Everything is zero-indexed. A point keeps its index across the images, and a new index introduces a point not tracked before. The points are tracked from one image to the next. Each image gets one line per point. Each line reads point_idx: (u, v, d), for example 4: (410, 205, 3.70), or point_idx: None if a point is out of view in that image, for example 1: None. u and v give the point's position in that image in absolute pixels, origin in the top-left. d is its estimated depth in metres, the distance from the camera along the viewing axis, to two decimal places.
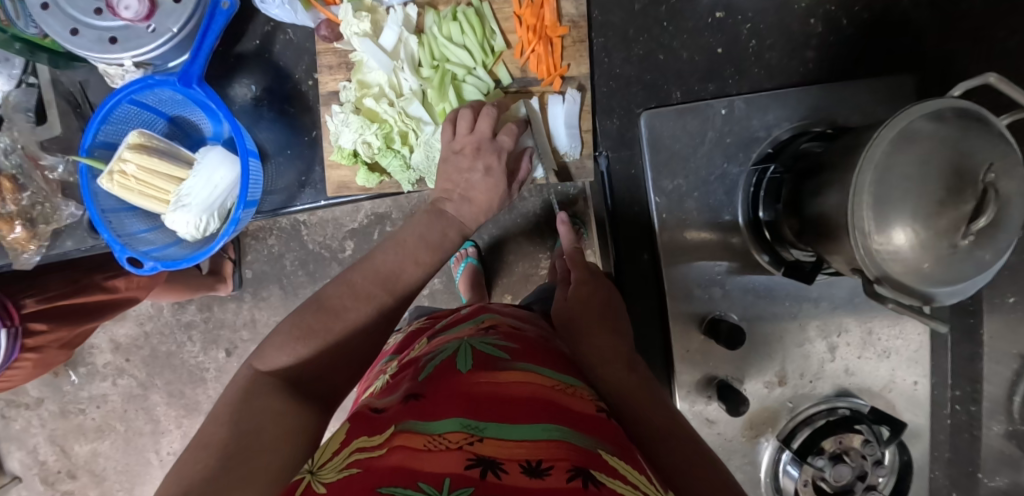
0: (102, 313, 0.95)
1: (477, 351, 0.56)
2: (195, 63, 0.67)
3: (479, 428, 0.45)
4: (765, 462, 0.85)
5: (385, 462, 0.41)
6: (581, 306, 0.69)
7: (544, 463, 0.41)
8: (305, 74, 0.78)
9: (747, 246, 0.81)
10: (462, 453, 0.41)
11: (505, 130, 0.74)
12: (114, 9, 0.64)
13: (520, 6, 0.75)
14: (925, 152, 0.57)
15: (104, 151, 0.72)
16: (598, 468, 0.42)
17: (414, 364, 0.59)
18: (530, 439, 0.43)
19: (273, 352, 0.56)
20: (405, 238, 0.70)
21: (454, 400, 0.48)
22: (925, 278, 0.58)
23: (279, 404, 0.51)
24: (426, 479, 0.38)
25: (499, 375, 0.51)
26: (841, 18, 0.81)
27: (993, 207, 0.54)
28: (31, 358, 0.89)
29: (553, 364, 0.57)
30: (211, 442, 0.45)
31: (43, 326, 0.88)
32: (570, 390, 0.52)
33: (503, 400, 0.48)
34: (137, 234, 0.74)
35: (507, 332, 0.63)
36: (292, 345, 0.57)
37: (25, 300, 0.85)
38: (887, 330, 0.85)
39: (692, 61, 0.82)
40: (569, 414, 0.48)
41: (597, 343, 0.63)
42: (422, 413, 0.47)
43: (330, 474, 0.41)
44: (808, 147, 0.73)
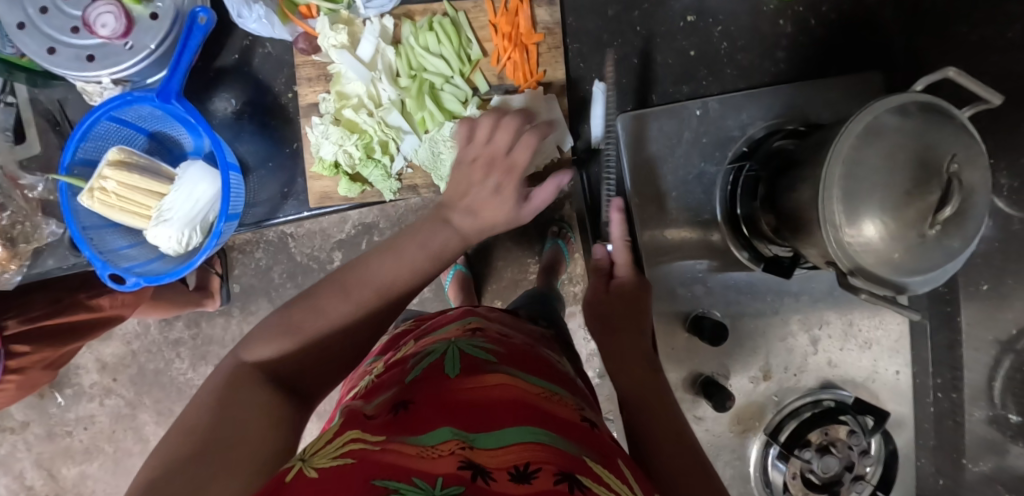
0: (86, 332, 0.93)
1: (464, 354, 0.57)
2: (174, 78, 0.68)
3: (469, 435, 0.44)
4: (753, 457, 0.86)
5: (378, 457, 0.40)
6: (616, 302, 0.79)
7: (533, 465, 0.40)
8: (285, 86, 0.79)
9: (727, 242, 0.82)
10: (454, 456, 0.40)
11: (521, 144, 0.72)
12: (91, 27, 0.65)
13: (495, 15, 0.77)
14: (892, 143, 0.59)
15: (84, 168, 0.72)
16: (583, 472, 0.41)
17: (402, 367, 0.59)
18: (518, 442, 0.43)
19: (260, 344, 0.55)
20: (401, 245, 0.64)
21: (441, 406, 0.48)
22: (898, 268, 0.60)
23: (262, 400, 0.50)
24: (419, 475, 0.37)
25: (485, 379, 0.52)
26: (810, 18, 0.83)
27: (958, 197, 0.55)
28: (13, 380, 0.88)
29: (539, 373, 0.58)
30: (196, 426, 0.45)
31: (26, 347, 0.87)
32: (556, 398, 0.53)
33: (492, 404, 0.48)
34: (119, 250, 0.74)
35: (494, 337, 0.64)
36: (278, 343, 0.55)
37: (8, 320, 0.85)
38: (867, 321, 0.86)
39: (667, 64, 0.83)
40: (555, 420, 0.49)
41: (622, 346, 0.74)
42: (412, 418, 0.47)
43: (320, 460, 0.40)
44: (781, 145, 0.75)
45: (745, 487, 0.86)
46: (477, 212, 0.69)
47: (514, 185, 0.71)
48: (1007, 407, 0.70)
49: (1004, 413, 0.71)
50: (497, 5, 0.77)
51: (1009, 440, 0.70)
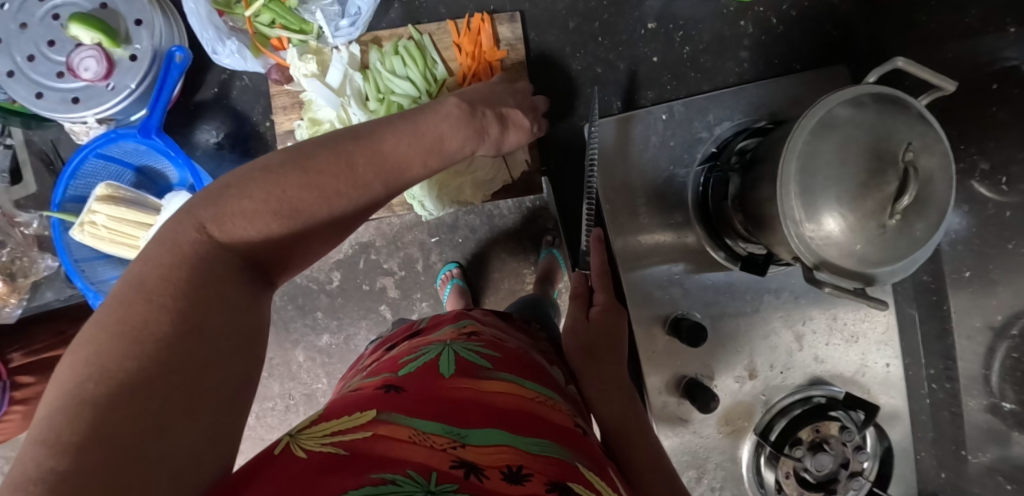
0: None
1: (460, 356, 0.56)
2: (154, 115, 0.72)
3: (461, 432, 0.44)
4: (745, 457, 0.85)
5: (371, 447, 0.40)
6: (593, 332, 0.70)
7: (524, 469, 0.41)
8: (262, 116, 0.82)
9: (702, 243, 0.83)
10: (447, 455, 0.41)
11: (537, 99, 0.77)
12: (75, 71, 0.69)
13: (458, 35, 0.79)
14: (841, 139, 0.60)
15: (76, 204, 0.76)
16: (574, 480, 0.43)
17: (394, 361, 0.59)
18: (509, 445, 0.44)
19: (240, 222, 0.43)
20: (426, 128, 0.54)
21: (436, 402, 0.48)
22: (863, 260, 0.60)
23: (237, 300, 0.42)
24: (414, 468, 0.38)
25: (482, 384, 0.52)
26: (770, 17, 0.84)
27: (914, 185, 0.55)
28: (19, 410, 0.89)
29: (533, 377, 0.58)
30: (154, 333, 0.36)
31: (30, 379, 0.90)
32: (549, 403, 0.54)
33: (485, 405, 0.49)
34: (110, 279, 0.78)
35: (489, 340, 0.64)
36: (265, 220, 0.44)
37: (12, 355, 0.88)
38: (851, 314, 0.85)
39: (631, 71, 0.85)
40: (547, 424, 0.50)
41: (603, 375, 0.66)
42: (405, 406, 0.46)
43: (310, 441, 0.40)
44: (745, 145, 0.76)
45: (738, 488, 0.85)
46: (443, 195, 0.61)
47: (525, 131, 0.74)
48: (1003, 395, 0.69)
49: (1001, 401, 0.70)
50: (460, 26, 0.80)
51: (1010, 429, 0.69)
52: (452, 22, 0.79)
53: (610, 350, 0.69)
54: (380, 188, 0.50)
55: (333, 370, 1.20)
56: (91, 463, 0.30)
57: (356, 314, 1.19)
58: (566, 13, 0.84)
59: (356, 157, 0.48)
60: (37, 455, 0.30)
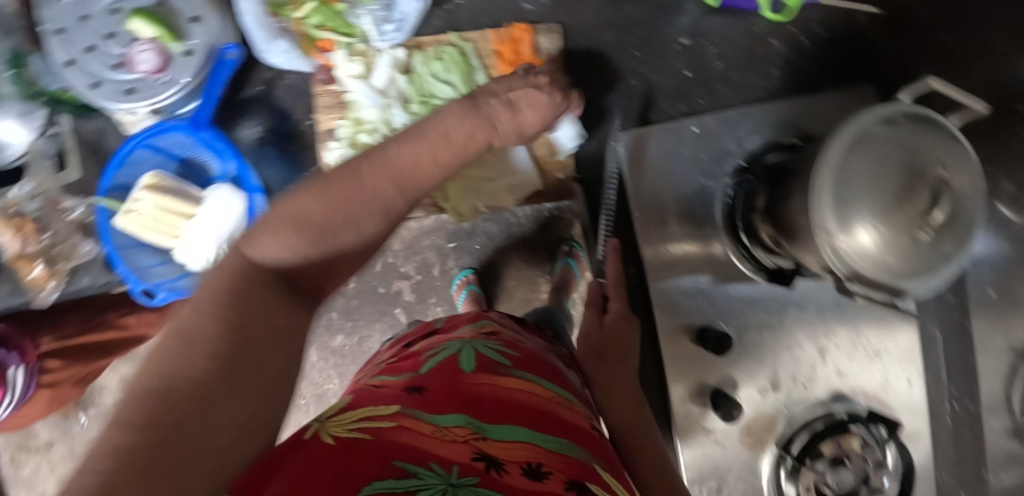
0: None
1: (481, 353, 0.59)
2: (205, 108, 0.75)
3: (482, 426, 0.45)
4: (766, 470, 0.85)
5: (395, 435, 0.40)
6: (604, 337, 0.75)
7: (543, 467, 0.42)
8: (304, 114, 0.85)
9: (728, 254, 0.84)
10: (469, 445, 0.42)
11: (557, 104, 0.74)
12: (133, 63, 0.72)
13: (500, 43, 0.82)
14: (880, 153, 0.62)
15: (120, 191, 0.79)
16: (592, 481, 0.44)
17: (416, 357, 0.61)
18: (529, 442, 0.45)
19: (270, 242, 0.44)
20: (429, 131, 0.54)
21: (456, 396, 0.49)
22: (894, 272, 0.61)
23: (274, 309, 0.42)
24: (437, 459, 0.38)
25: (500, 380, 0.53)
26: (801, 37, 0.86)
27: (942, 201, 0.58)
28: (45, 394, 0.91)
29: (551, 377, 0.60)
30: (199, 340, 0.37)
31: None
32: (565, 405, 0.55)
33: (503, 401, 0.50)
34: (150, 267, 0.79)
35: (508, 341, 0.65)
36: (293, 238, 0.45)
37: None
38: (875, 331, 0.86)
39: (665, 84, 0.87)
40: (563, 425, 0.51)
41: (613, 380, 0.69)
42: (426, 402, 0.48)
43: (337, 430, 0.40)
44: (776, 159, 0.78)
45: None
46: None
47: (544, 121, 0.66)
48: None
49: None
50: (501, 34, 0.83)
51: None
52: (494, 30, 0.82)
53: (621, 355, 0.73)
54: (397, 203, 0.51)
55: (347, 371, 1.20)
56: (145, 455, 0.29)
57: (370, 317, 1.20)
58: (603, 27, 0.87)
59: (371, 167, 0.48)
60: (90, 455, 0.29)
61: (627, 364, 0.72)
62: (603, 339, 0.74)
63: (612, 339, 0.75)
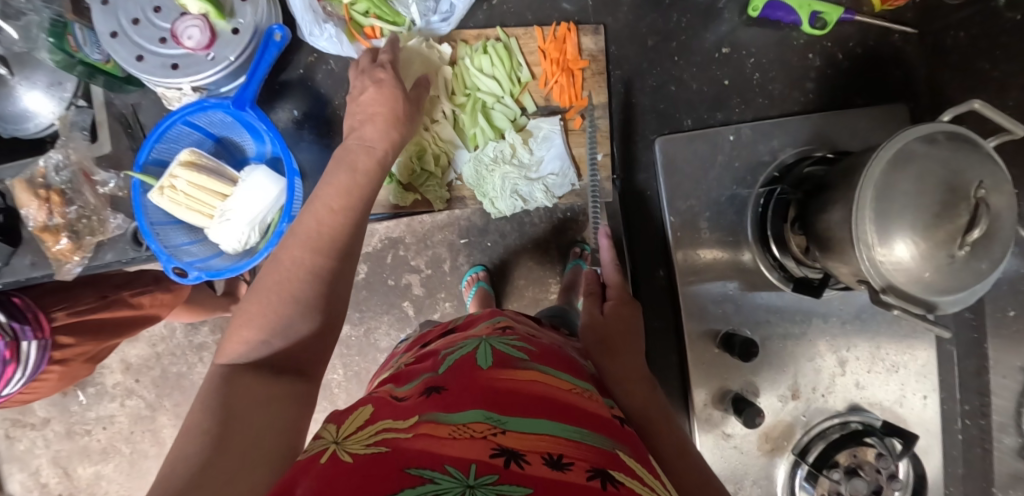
0: (126, 330, 0.96)
1: (496, 349, 0.58)
2: (249, 88, 0.73)
3: (501, 419, 0.46)
4: (781, 478, 0.87)
5: (411, 445, 0.42)
6: (608, 325, 0.71)
7: (565, 458, 0.43)
8: (344, 100, 0.84)
9: (757, 263, 0.85)
10: (488, 442, 0.43)
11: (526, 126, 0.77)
12: (179, 38, 0.71)
13: (544, 42, 0.84)
14: (919, 171, 0.63)
15: (156, 167, 0.77)
16: (616, 469, 0.44)
17: (434, 357, 0.61)
18: (551, 434, 0.45)
19: (236, 343, 0.53)
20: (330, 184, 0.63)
21: (474, 392, 0.50)
22: (929, 287, 0.63)
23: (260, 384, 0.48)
24: (452, 462, 0.40)
25: (519, 374, 0.53)
26: (837, 53, 0.88)
27: (985, 220, 0.58)
28: (55, 371, 0.89)
29: (571, 371, 0.59)
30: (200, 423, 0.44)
31: (70, 340, 0.88)
32: (587, 395, 0.55)
33: (523, 394, 0.50)
34: (181, 246, 0.79)
35: (523, 335, 0.65)
36: (250, 332, 0.53)
37: (56, 313, 0.86)
38: (894, 345, 0.88)
39: (702, 91, 0.88)
40: (588, 417, 0.50)
41: (624, 364, 0.65)
42: (445, 402, 0.49)
43: (354, 446, 0.43)
44: (812, 170, 0.79)
45: None
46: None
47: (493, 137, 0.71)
48: None
49: None
50: (546, 33, 0.84)
51: None
52: (540, 29, 0.84)
53: (627, 341, 0.69)
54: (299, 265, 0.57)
55: (350, 362, 1.22)
56: None
57: (378, 309, 1.20)
58: (645, 31, 0.88)
59: (285, 247, 0.58)
60: None
61: (635, 348, 0.68)
62: (607, 328, 0.71)
63: (618, 329, 0.70)
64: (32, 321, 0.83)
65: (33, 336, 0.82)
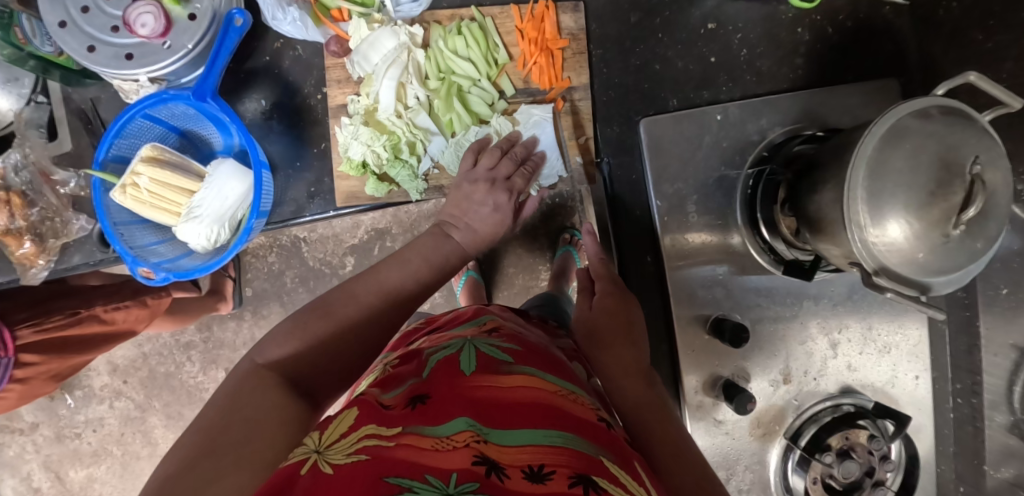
0: (94, 346, 0.93)
1: (480, 352, 0.56)
2: (209, 78, 0.69)
3: (484, 428, 0.44)
4: (773, 462, 0.86)
5: (392, 453, 0.40)
6: (600, 316, 0.69)
7: (546, 467, 0.40)
8: (314, 88, 0.81)
9: (746, 245, 0.83)
10: (468, 449, 0.41)
11: (520, 174, 0.79)
12: (131, 26, 0.67)
13: (522, 21, 0.81)
14: (913, 148, 0.60)
15: (117, 165, 0.74)
16: (599, 474, 0.41)
17: (418, 358, 0.59)
18: (532, 443, 0.43)
19: (272, 345, 0.54)
20: (410, 256, 0.68)
21: (460, 399, 0.48)
22: (922, 268, 0.60)
23: (277, 399, 0.49)
24: (432, 473, 0.38)
25: (503, 380, 0.51)
26: (826, 27, 0.85)
27: (980, 198, 0.56)
28: (15, 390, 0.86)
29: (558, 371, 0.56)
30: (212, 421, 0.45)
31: (34, 357, 0.85)
32: (573, 397, 0.52)
33: (506, 401, 0.48)
34: (148, 246, 0.75)
35: (510, 335, 0.63)
36: (290, 342, 0.55)
37: (21, 331, 0.83)
38: (886, 326, 0.87)
39: (688, 70, 0.85)
40: (572, 419, 0.48)
41: (618, 358, 0.62)
42: (427, 409, 0.47)
43: (336, 456, 0.41)
44: (801, 149, 0.76)
45: (765, 491, 0.86)
46: (478, 225, 0.75)
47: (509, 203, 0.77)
48: None
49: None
50: (523, 11, 0.82)
51: None
52: (516, 7, 0.81)
53: (622, 333, 0.66)
54: (371, 300, 0.61)
55: None
56: None
57: None
58: (628, 8, 0.85)
59: (364, 287, 0.62)
60: None
61: (631, 341, 0.65)
62: (596, 318, 0.69)
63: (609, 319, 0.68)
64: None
65: None
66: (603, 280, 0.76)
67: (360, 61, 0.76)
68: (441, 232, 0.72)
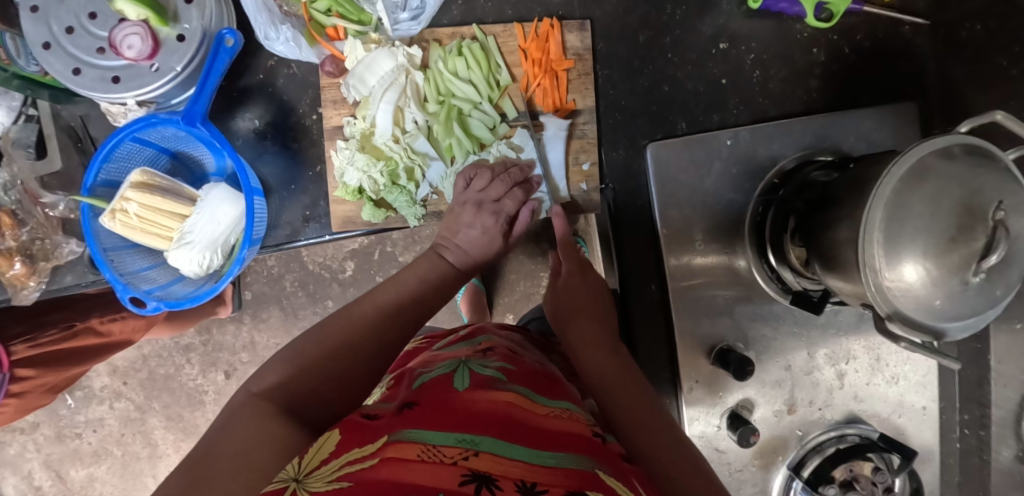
0: (90, 358, 0.91)
1: (474, 372, 0.55)
2: (199, 101, 0.67)
3: (474, 441, 0.43)
4: (775, 489, 0.84)
5: (379, 475, 0.39)
6: (569, 296, 0.73)
7: (540, 485, 0.40)
8: (309, 108, 0.78)
9: (754, 272, 0.81)
10: (457, 467, 0.40)
11: (511, 196, 0.76)
12: (117, 48, 0.64)
13: (525, 40, 0.78)
14: (934, 190, 0.57)
15: (106, 189, 0.72)
16: (593, 489, 0.40)
17: (410, 377, 0.58)
18: (524, 459, 0.42)
19: (267, 373, 0.53)
20: (406, 278, 0.68)
21: (451, 414, 0.47)
22: (938, 315, 0.58)
23: (272, 427, 0.47)
24: (418, 491, 0.37)
25: (497, 396, 0.50)
26: (843, 47, 0.82)
27: (1005, 245, 0.53)
28: (12, 403, 0.85)
29: (554, 393, 0.55)
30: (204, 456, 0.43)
31: (29, 372, 0.83)
32: (566, 416, 0.51)
33: (498, 415, 0.47)
34: (139, 271, 0.74)
35: (505, 355, 0.61)
36: (286, 367, 0.53)
37: (14, 346, 0.80)
38: (895, 356, 0.85)
39: (697, 91, 0.82)
40: (567, 435, 0.47)
41: (597, 356, 0.63)
42: (417, 419, 0.46)
43: (317, 484, 0.40)
44: (817, 177, 0.73)
45: None
46: (468, 248, 0.74)
47: (500, 228, 0.75)
48: None
49: None
50: (527, 30, 0.79)
51: None
52: (520, 26, 0.78)
53: (590, 308, 0.72)
54: (370, 319, 0.60)
55: None
56: None
57: None
58: (637, 25, 0.82)
59: (361, 309, 0.61)
60: None
61: (600, 318, 0.70)
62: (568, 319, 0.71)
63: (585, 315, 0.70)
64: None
65: None
66: (571, 259, 0.77)
67: (357, 84, 0.74)
68: (433, 253, 0.72)
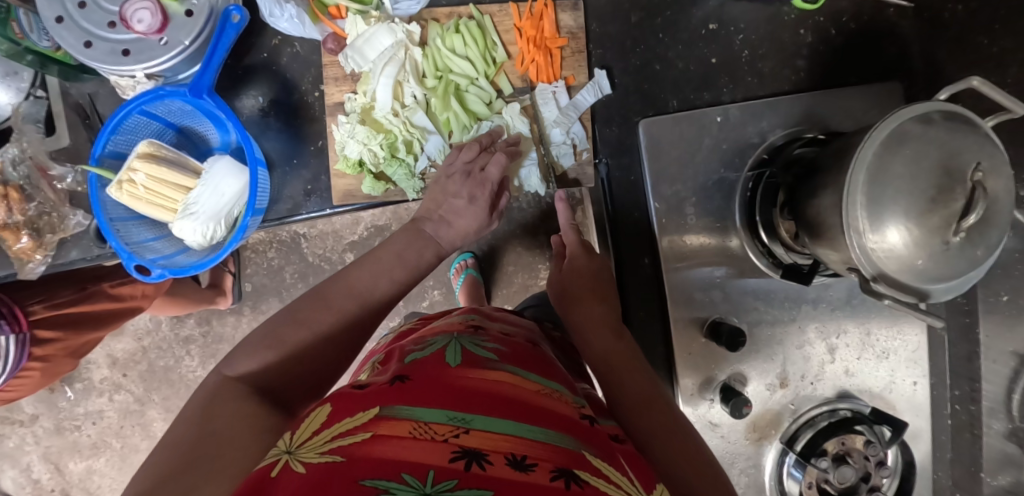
0: (109, 322, 0.92)
1: (466, 349, 0.53)
2: (206, 74, 0.69)
3: (465, 419, 0.42)
4: (769, 465, 0.85)
5: (369, 450, 0.37)
6: (576, 285, 0.71)
7: (529, 459, 0.39)
8: (312, 85, 0.81)
9: (744, 247, 0.83)
10: (448, 444, 0.39)
11: (494, 163, 0.77)
12: (128, 22, 0.66)
13: (520, 19, 0.81)
14: (914, 156, 0.58)
15: (114, 161, 0.74)
16: (581, 467, 0.39)
17: (401, 353, 0.56)
18: (515, 434, 0.41)
19: (244, 358, 0.53)
20: (382, 254, 0.68)
21: (442, 390, 0.45)
22: (922, 275, 0.59)
23: (248, 412, 0.48)
24: (409, 469, 0.36)
25: (488, 374, 0.48)
26: (829, 28, 0.85)
27: (981, 205, 0.55)
28: (37, 367, 0.86)
29: (543, 370, 0.54)
30: (183, 439, 0.44)
31: (50, 334, 0.85)
32: (556, 395, 0.49)
33: (490, 393, 0.45)
34: (145, 241, 0.75)
35: (496, 336, 0.60)
36: (261, 353, 0.54)
37: (33, 306, 0.83)
38: (885, 331, 0.86)
39: (688, 71, 0.85)
40: (556, 416, 0.45)
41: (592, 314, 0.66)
42: (409, 394, 0.44)
43: (309, 453, 0.38)
44: (801, 152, 0.76)
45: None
46: (453, 217, 0.75)
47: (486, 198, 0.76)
48: None
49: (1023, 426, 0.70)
50: (522, 10, 0.82)
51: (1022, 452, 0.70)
52: (516, 5, 0.81)
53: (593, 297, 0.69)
54: (348, 302, 0.61)
55: None
56: None
57: None
58: (629, 7, 0.85)
59: (337, 287, 0.62)
60: None
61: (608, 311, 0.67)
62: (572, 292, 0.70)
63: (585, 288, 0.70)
64: (10, 316, 0.79)
65: (9, 331, 0.79)
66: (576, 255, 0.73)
67: (355, 56, 0.76)
68: (416, 226, 0.73)
